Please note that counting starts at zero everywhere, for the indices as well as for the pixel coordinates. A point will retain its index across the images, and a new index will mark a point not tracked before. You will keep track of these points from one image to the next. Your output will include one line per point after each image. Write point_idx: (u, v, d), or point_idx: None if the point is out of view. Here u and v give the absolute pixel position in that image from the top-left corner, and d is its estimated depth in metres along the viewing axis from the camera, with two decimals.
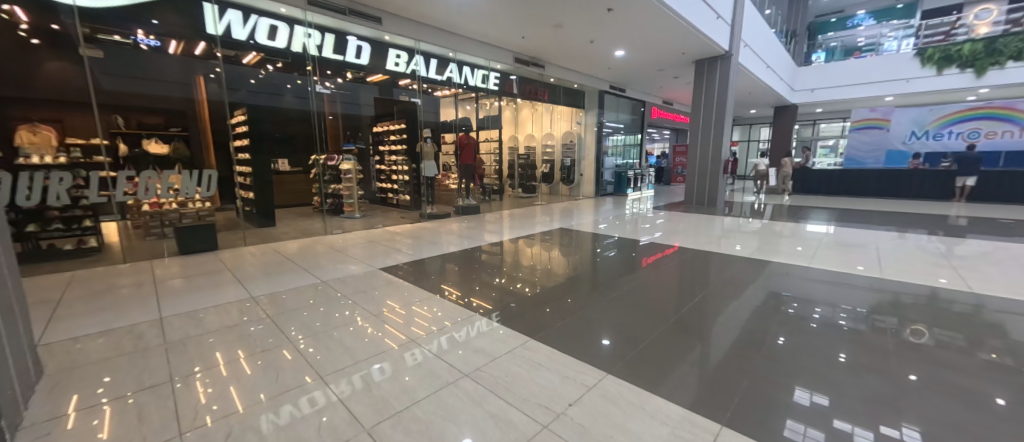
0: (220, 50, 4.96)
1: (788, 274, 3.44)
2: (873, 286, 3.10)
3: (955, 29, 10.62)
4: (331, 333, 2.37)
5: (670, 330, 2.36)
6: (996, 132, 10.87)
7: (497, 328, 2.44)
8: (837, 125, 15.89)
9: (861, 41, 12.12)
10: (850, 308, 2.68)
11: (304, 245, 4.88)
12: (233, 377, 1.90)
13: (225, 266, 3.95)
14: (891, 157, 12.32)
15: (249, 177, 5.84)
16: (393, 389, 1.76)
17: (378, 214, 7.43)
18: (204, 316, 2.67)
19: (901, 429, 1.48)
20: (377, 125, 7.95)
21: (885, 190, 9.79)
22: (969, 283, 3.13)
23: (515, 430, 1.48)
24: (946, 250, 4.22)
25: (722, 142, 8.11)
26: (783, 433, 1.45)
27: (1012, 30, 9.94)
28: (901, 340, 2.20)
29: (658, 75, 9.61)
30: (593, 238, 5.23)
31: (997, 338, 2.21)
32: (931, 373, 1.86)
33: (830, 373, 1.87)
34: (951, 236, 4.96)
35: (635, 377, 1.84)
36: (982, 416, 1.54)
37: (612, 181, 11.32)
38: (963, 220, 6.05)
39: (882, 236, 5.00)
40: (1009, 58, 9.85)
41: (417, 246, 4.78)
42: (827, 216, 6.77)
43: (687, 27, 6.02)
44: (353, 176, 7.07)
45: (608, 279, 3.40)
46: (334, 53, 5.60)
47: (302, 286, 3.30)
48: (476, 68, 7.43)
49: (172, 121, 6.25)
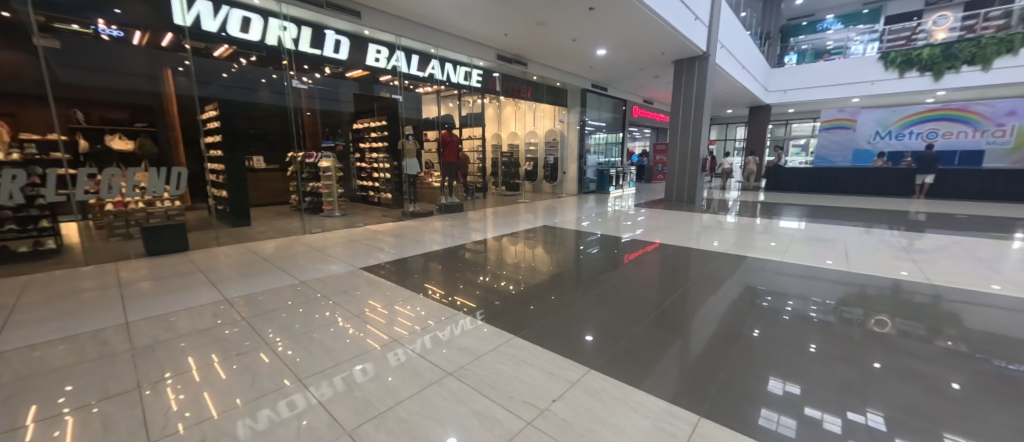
0: (189, 42, 4.74)
1: (762, 268, 3.57)
2: (841, 279, 3.25)
3: (916, 34, 11.18)
4: (311, 334, 2.32)
5: (652, 325, 2.41)
6: (952, 132, 11.44)
7: (481, 326, 2.44)
8: (808, 125, 16.54)
9: (829, 44, 12.62)
10: (819, 300, 2.81)
11: (282, 245, 4.73)
12: (207, 382, 1.84)
13: (197, 267, 3.80)
14: (857, 156, 12.86)
15: (223, 174, 5.51)
16: (376, 390, 1.74)
17: (359, 212, 7.30)
18: (176, 319, 2.57)
19: (867, 414, 1.55)
20: (357, 122, 7.86)
21: (852, 188, 10.23)
22: (928, 275, 3.33)
23: (500, 427, 1.48)
24: (906, 243, 4.48)
25: (700, 140, 8.32)
26: (758, 421, 1.51)
27: (967, 35, 10.52)
28: (867, 330, 2.31)
29: (639, 74, 9.75)
30: (576, 235, 5.28)
31: (953, 326, 2.36)
32: (895, 361, 1.96)
33: (801, 361, 1.96)
34: (912, 231, 5.25)
35: (618, 372, 1.88)
36: (940, 400, 1.64)
37: (595, 178, 11.43)
38: (923, 216, 6.40)
39: (850, 231, 5.24)
40: (963, 63, 10.42)
41: (399, 245, 4.73)
42: (799, 212, 7.06)
43: (666, 27, 6.13)
44: (333, 174, 6.93)
45: (592, 275, 3.45)
46: (311, 47, 5.43)
47: (279, 288, 3.20)
48: (458, 64, 7.33)
49: (138, 116, 5.96)
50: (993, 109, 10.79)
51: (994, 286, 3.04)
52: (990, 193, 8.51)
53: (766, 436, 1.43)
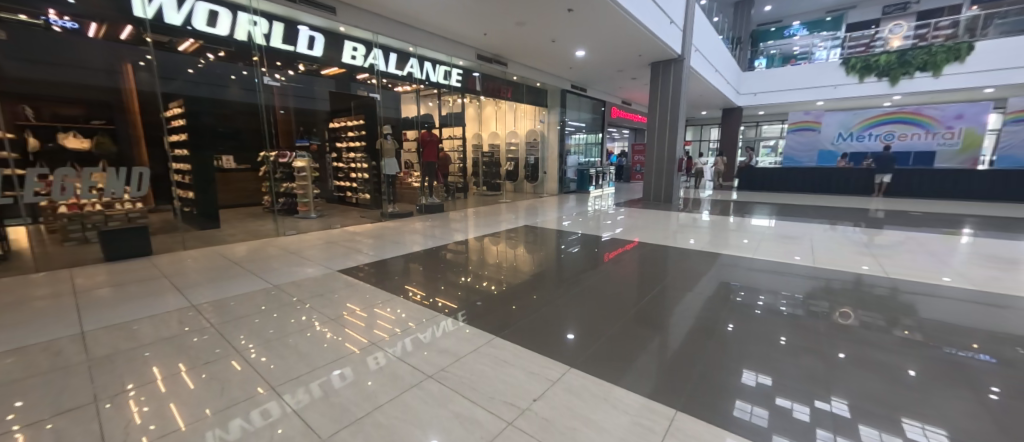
0: (150, 35, 4.54)
1: (736, 265, 3.69)
2: (808, 274, 3.41)
3: (874, 42, 11.68)
4: (287, 340, 2.24)
5: (631, 321, 2.46)
6: (907, 135, 12.04)
7: (463, 327, 2.41)
8: (777, 127, 17.24)
9: (795, 49, 13.15)
10: (789, 294, 2.93)
11: (254, 248, 4.56)
12: (173, 393, 1.75)
13: (162, 273, 3.62)
14: (822, 157, 13.48)
15: (190, 175, 5.25)
16: (354, 396, 1.70)
17: (336, 213, 7.12)
18: (138, 328, 2.44)
19: (832, 402, 1.63)
20: (333, 121, 7.71)
21: (818, 187, 10.72)
22: (887, 269, 3.52)
23: (481, 429, 1.48)
24: (867, 239, 4.73)
25: (676, 141, 8.54)
26: (732, 413, 1.56)
27: (920, 44, 11.16)
28: (832, 322, 2.43)
29: (618, 76, 9.93)
30: (557, 234, 5.32)
31: (909, 317, 2.50)
32: (857, 351, 2.07)
33: (771, 354, 2.04)
34: (872, 227, 5.55)
35: (598, 369, 1.90)
36: (897, 386, 1.74)
37: (575, 178, 11.54)
38: (882, 213, 6.78)
39: (816, 228, 5.49)
40: (916, 69, 11.09)
41: (378, 246, 4.63)
42: (769, 211, 7.34)
43: (643, 29, 6.25)
44: (308, 174, 6.72)
45: (574, 274, 3.49)
46: (283, 43, 5.29)
47: (251, 292, 3.08)
48: (438, 63, 7.24)
49: (94, 113, 5.54)
50: (944, 113, 11.39)
51: (945, 278, 3.25)
52: (935, 190, 9.19)
53: (740, 427, 1.48)
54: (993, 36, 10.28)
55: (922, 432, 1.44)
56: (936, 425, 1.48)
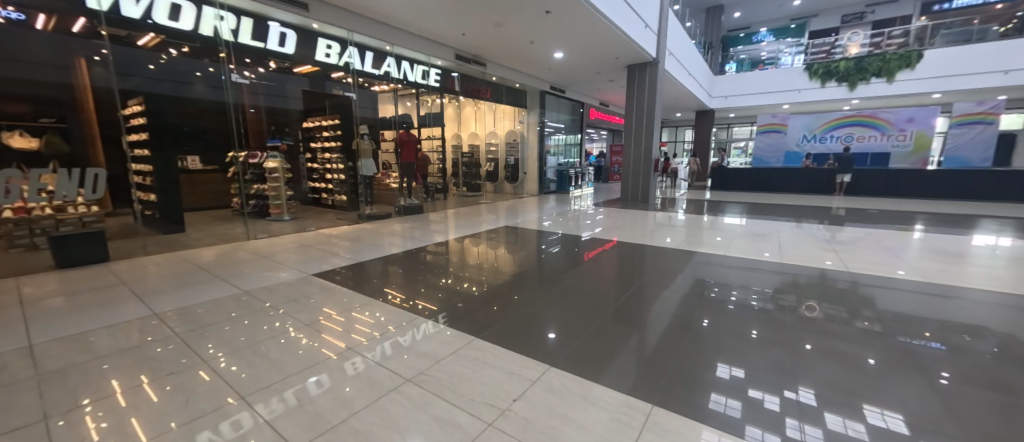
0: (105, 28, 4.27)
1: (709, 262, 3.82)
2: (776, 269, 3.57)
3: (834, 48, 12.41)
4: (257, 348, 2.16)
5: (610, 320, 2.50)
6: (865, 137, 12.67)
7: (444, 329, 2.39)
8: (747, 129, 17.94)
9: (763, 54, 13.71)
10: (759, 289, 3.06)
11: (222, 253, 4.37)
12: (133, 407, 1.65)
13: (121, 280, 3.42)
14: (788, 157, 13.91)
15: (151, 176, 5.00)
16: (330, 403, 1.65)
17: (311, 215, 6.93)
18: (95, 339, 2.29)
19: (799, 391, 1.71)
20: (307, 120, 7.51)
21: (784, 187, 11.21)
22: (848, 264, 3.72)
23: (460, 431, 1.46)
24: (830, 235, 4.99)
25: (652, 143, 8.74)
26: (707, 405, 1.61)
27: (875, 51, 11.75)
28: (799, 315, 2.55)
29: (595, 78, 10.07)
30: (537, 234, 5.37)
31: (868, 308, 2.65)
32: (822, 342, 2.17)
33: (743, 347, 2.12)
34: (834, 224, 5.85)
35: (577, 367, 1.93)
36: (857, 375, 1.84)
37: (555, 179, 11.63)
38: (842, 211, 7.16)
39: (783, 225, 5.75)
40: (872, 75, 11.71)
41: (356, 249, 4.52)
42: (740, 209, 7.63)
43: (618, 32, 6.35)
44: (281, 175, 6.41)
45: (554, 274, 3.51)
46: (253, 39, 5.08)
47: (220, 299, 2.95)
48: (416, 63, 7.15)
49: (40, 110, 5.21)
50: (897, 117, 12.06)
51: (900, 271, 3.47)
52: (893, 189, 9.71)
53: (715, 419, 1.52)
54: (939, 45, 11.02)
55: (881, 417, 1.53)
56: (893, 410, 1.57)
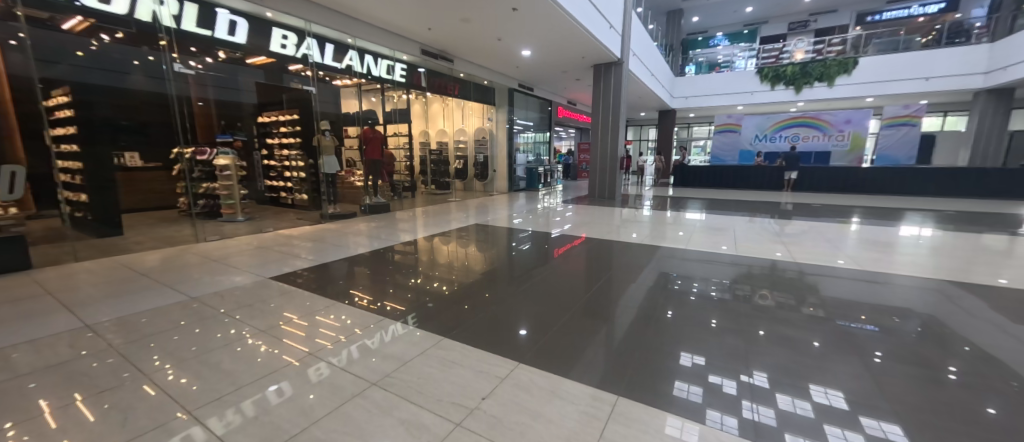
0: (22, 9, 3.85)
1: (673, 256, 3.97)
2: (733, 261, 3.78)
3: (782, 53, 13.15)
4: (207, 357, 2.02)
5: (579, 314, 2.55)
6: (810, 136, 13.52)
7: (413, 330, 2.34)
8: (705, 129, 18.85)
9: (719, 58, 14.31)
10: (718, 280, 3.23)
11: (169, 257, 4.05)
12: (63, 429, 1.50)
13: (45, 290, 3.08)
14: (742, 155, 14.69)
15: (82, 175, 4.54)
16: (291, 411, 1.58)
17: (269, 216, 6.56)
18: (15, 356, 2.05)
19: (754, 375, 1.82)
20: (262, 115, 7.13)
21: (739, 183, 11.87)
22: (795, 254, 4.00)
23: (426, 433, 1.44)
24: (780, 229, 5.36)
25: (618, 140, 8.97)
26: (671, 393, 1.69)
27: (818, 57, 12.71)
28: (753, 303, 2.71)
29: (562, 76, 10.20)
30: (508, 232, 5.37)
31: (814, 295, 2.86)
32: (773, 328, 2.32)
33: (703, 335, 2.23)
34: (783, 218, 6.26)
35: (547, 362, 1.95)
36: (804, 357, 1.99)
37: (524, 177, 11.70)
38: (790, 206, 7.69)
39: (738, 220, 6.10)
40: (815, 80, 12.68)
41: (318, 250, 4.33)
42: (700, 205, 8.03)
43: (584, 31, 6.44)
44: (233, 173, 5.99)
45: (525, 271, 3.53)
46: (198, 26, 4.74)
47: (165, 307, 2.72)
48: (379, 57, 6.93)
49: None
50: (836, 118, 13.02)
51: (839, 261, 3.78)
52: (834, 186, 10.53)
53: (676, 406, 1.59)
54: (872, 54, 12.02)
55: (825, 395, 1.66)
56: (835, 390, 1.70)
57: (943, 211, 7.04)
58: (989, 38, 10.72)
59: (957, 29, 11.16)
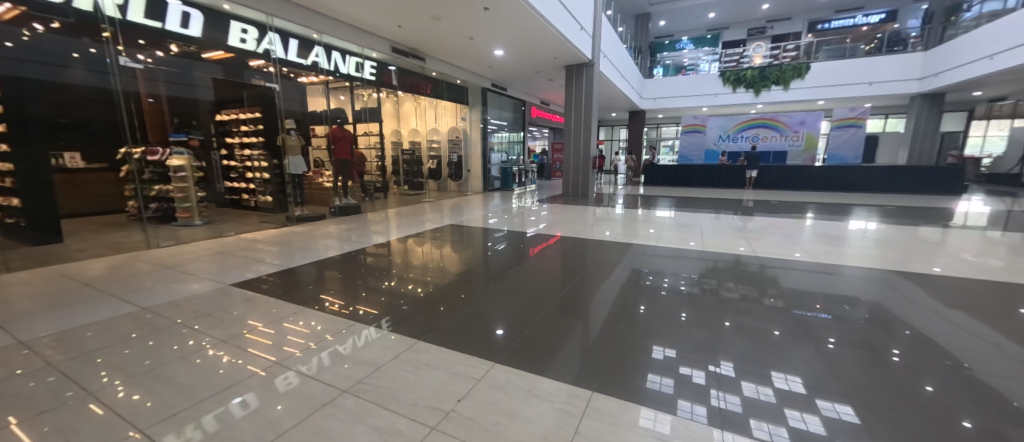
0: None
1: (644, 253, 4.09)
2: (700, 257, 3.93)
3: (742, 58, 13.87)
4: (162, 372, 1.89)
5: (556, 312, 2.58)
6: (768, 137, 14.23)
7: (387, 334, 2.29)
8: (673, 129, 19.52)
9: (685, 61, 14.85)
10: (687, 275, 3.36)
11: (117, 265, 3.76)
12: None
13: None
14: (707, 155, 15.30)
15: (13, 177, 4.16)
16: (257, 424, 1.50)
17: (231, 219, 6.24)
18: None
19: (721, 365, 1.90)
20: (221, 113, 6.78)
21: (705, 181, 12.42)
22: (758, 249, 4.21)
23: (401, 438, 1.42)
24: (742, 225, 5.61)
25: (590, 140, 9.15)
26: (643, 384, 1.74)
27: (775, 62, 13.41)
28: (719, 296, 2.84)
29: (535, 76, 10.26)
30: (483, 232, 5.36)
31: (774, 287, 3.03)
32: (738, 320, 2.43)
33: (674, 329, 2.31)
34: (745, 215, 6.58)
35: (524, 361, 1.96)
36: (765, 345, 2.10)
37: (499, 176, 11.71)
38: (751, 203, 8.09)
39: (704, 217, 6.35)
40: (772, 83, 13.40)
41: (286, 254, 4.15)
42: (669, 203, 8.31)
43: (554, 32, 6.49)
44: (189, 174, 5.64)
45: (500, 270, 3.54)
46: (146, 18, 4.42)
47: (114, 319, 2.53)
48: (347, 54, 6.73)
49: None
50: (791, 120, 13.76)
51: (796, 254, 4.02)
52: (789, 182, 11.19)
53: (649, 399, 1.63)
54: (822, 60, 12.84)
55: (785, 381, 1.75)
56: (794, 375, 1.80)
57: (885, 206, 7.61)
58: (923, 47, 11.68)
59: (895, 38, 12.05)
